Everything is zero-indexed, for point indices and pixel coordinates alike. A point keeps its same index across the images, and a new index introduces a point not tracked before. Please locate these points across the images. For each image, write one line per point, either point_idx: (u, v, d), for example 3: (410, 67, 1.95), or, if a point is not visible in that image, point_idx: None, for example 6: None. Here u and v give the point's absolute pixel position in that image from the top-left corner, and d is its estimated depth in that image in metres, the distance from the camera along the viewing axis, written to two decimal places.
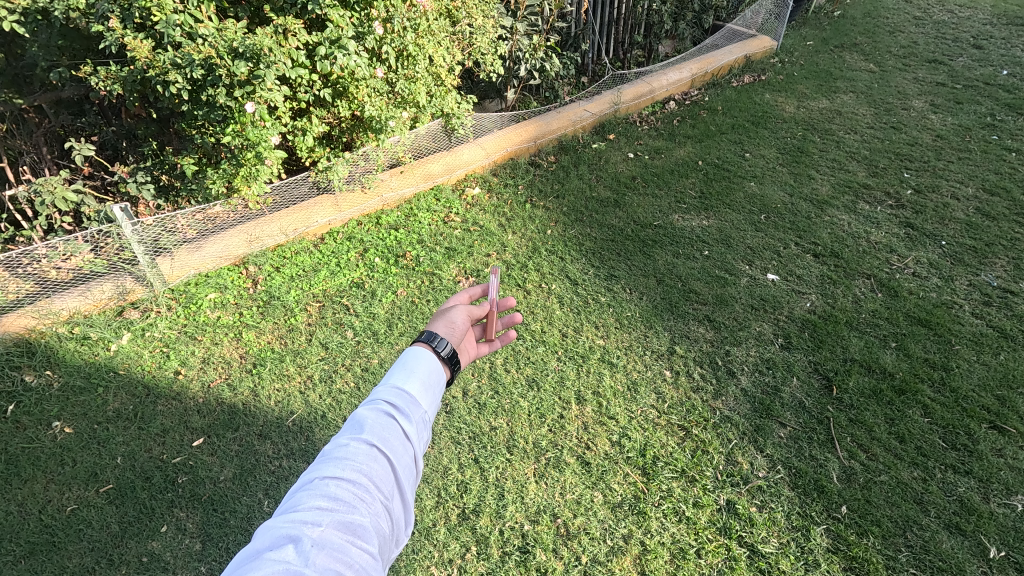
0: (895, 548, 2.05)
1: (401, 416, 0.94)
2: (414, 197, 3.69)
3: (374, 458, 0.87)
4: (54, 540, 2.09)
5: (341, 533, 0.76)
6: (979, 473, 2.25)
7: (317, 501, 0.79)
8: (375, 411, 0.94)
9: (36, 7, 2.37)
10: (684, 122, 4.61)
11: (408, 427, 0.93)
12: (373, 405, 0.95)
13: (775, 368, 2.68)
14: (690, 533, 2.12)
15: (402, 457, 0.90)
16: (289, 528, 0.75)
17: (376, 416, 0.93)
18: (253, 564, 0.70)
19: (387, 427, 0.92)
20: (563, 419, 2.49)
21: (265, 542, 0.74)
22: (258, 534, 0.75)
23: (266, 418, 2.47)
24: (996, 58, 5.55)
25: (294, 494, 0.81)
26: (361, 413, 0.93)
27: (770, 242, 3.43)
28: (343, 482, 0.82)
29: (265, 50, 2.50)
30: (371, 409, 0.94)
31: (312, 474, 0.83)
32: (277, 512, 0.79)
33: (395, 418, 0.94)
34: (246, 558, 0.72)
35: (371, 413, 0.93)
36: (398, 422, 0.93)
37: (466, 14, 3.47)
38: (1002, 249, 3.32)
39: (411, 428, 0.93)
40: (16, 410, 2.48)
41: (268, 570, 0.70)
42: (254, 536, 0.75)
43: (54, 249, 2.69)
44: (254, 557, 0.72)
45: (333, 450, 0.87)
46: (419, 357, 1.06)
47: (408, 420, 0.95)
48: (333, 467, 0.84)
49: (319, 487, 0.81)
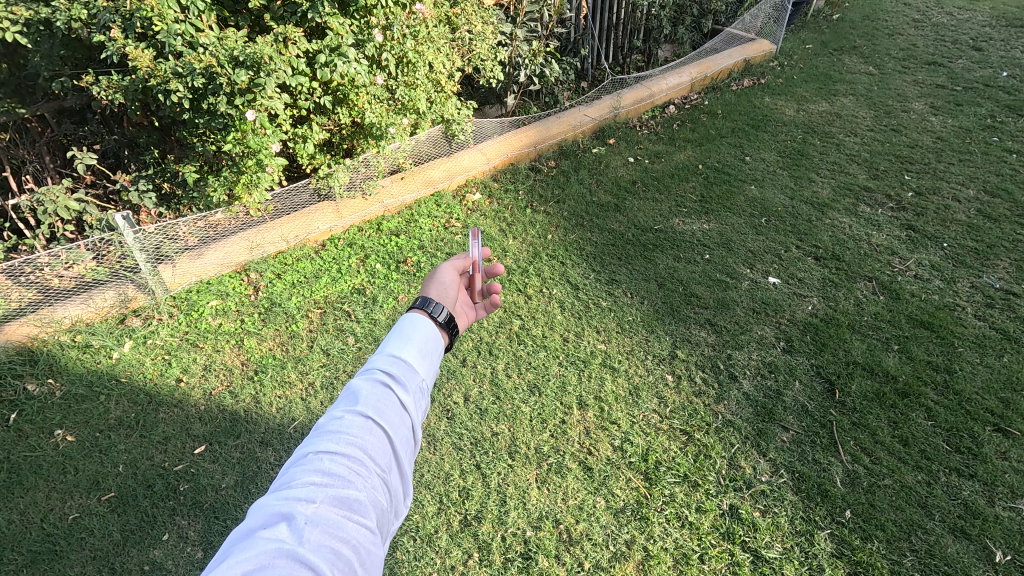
0: (899, 553, 2.04)
1: (397, 386, 0.95)
2: (415, 203, 3.72)
3: (370, 431, 0.87)
4: (55, 549, 2.08)
5: (336, 508, 0.76)
6: (984, 476, 2.24)
7: (310, 476, 0.78)
8: (370, 381, 0.94)
9: (38, 18, 2.42)
10: (684, 126, 4.62)
11: (405, 397, 0.94)
12: (368, 375, 0.95)
13: (777, 371, 2.68)
14: (693, 539, 2.11)
15: (399, 429, 0.90)
16: (282, 505, 0.75)
17: (372, 386, 0.93)
18: (246, 544, 0.70)
19: (383, 398, 0.92)
20: (564, 424, 2.49)
21: (258, 520, 0.74)
22: (250, 512, 0.75)
23: (268, 424, 2.47)
24: (996, 60, 5.55)
25: (288, 470, 0.81)
26: (356, 383, 0.93)
27: (770, 245, 3.43)
28: (338, 456, 0.82)
29: (265, 58, 2.54)
30: (366, 379, 0.94)
31: (305, 448, 0.83)
32: (270, 489, 0.78)
33: (391, 388, 0.94)
34: (239, 538, 0.72)
35: (365, 384, 0.93)
36: (393, 391, 0.94)
37: (466, 21, 3.51)
38: (1004, 251, 3.32)
39: (408, 399, 0.94)
40: (18, 419, 2.48)
41: (261, 549, 0.69)
42: (246, 515, 0.75)
43: (56, 257, 2.70)
44: (247, 536, 0.72)
45: (327, 423, 0.87)
46: (415, 324, 1.06)
47: (405, 390, 0.95)
48: (327, 441, 0.83)
49: (314, 462, 0.80)
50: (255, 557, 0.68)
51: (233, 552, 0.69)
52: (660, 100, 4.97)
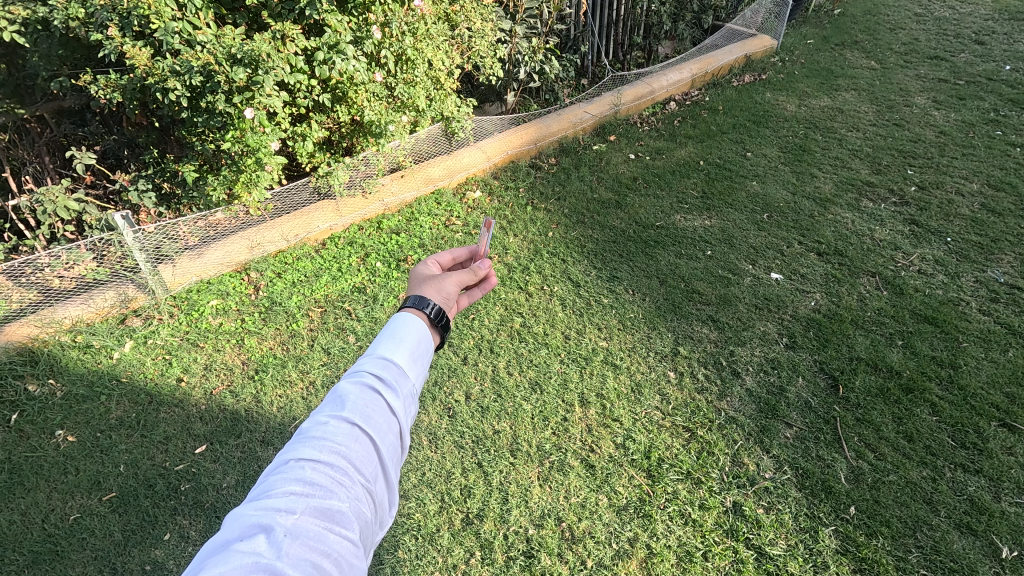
0: (905, 549, 2.02)
1: (386, 390, 0.94)
2: (415, 201, 3.70)
3: (355, 438, 0.86)
4: (56, 549, 2.08)
5: (318, 519, 0.75)
6: (990, 472, 2.22)
7: (291, 486, 0.77)
8: (358, 385, 0.93)
9: (36, 18, 2.41)
10: (685, 122, 4.60)
11: (393, 402, 0.93)
12: (356, 378, 0.94)
13: (780, 367, 2.66)
14: (696, 536, 2.10)
15: (386, 436, 0.89)
16: (260, 516, 0.73)
17: (359, 390, 0.92)
18: (221, 557, 0.68)
19: (371, 403, 0.91)
20: (566, 421, 2.48)
21: (234, 531, 0.72)
22: (225, 523, 0.73)
23: (268, 424, 2.47)
24: (999, 54, 5.51)
25: (267, 478, 0.79)
26: (344, 388, 0.92)
27: (772, 241, 3.41)
28: (320, 465, 0.81)
29: (264, 56, 2.52)
30: (354, 382, 0.93)
31: (286, 455, 0.81)
32: (247, 498, 0.77)
33: (379, 392, 0.93)
34: (213, 550, 0.70)
35: (353, 388, 0.92)
36: (382, 396, 0.93)
37: (466, 18, 3.49)
38: (1008, 245, 3.29)
39: (396, 403, 0.93)
40: (19, 419, 2.48)
41: (237, 562, 0.68)
42: (222, 525, 0.73)
43: (56, 257, 2.70)
44: (223, 548, 0.70)
45: (312, 429, 0.86)
46: (407, 325, 1.04)
47: (394, 394, 0.94)
48: (310, 448, 0.82)
49: (295, 471, 0.79)
50: (230, 571, 0.67)
51: (207, 565, 0.67)
52: (659, 97, 4.94)
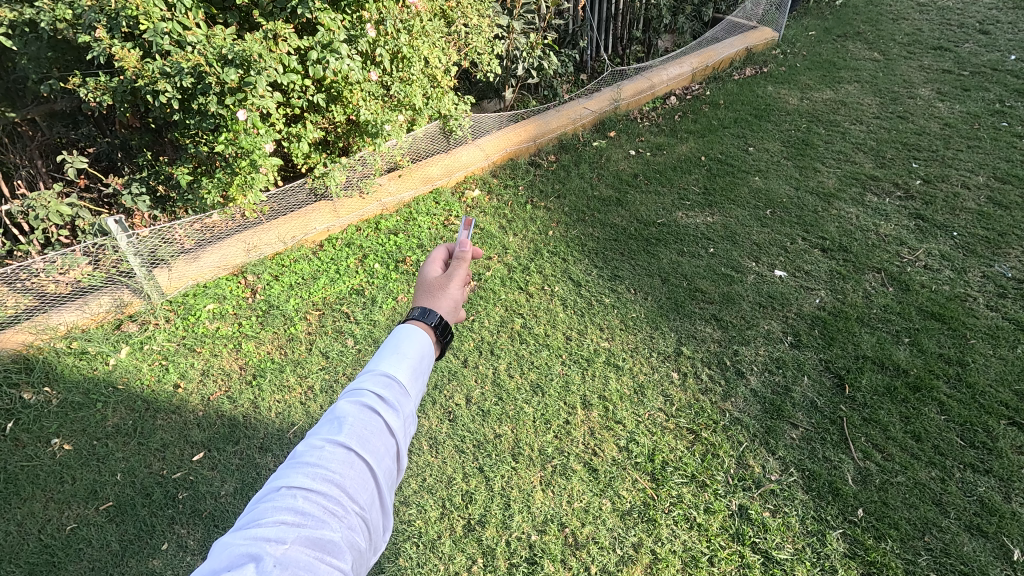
0: (914, 552, 1.98)
1: (385, 410, 0.91)
2: (414, 201, 3.66)
3: (350, 464, 0.82)
4: (53, 560, 2.05)
5: (308, 549, 0.71)
6: (1000, 472, 2.18)
7: (282, 515, 0.74)
8: (356, 406, 0.89)
9: (23, 19, 2.37)
10: (686, 117, 4.55)
11: (392, 422, 0.90)
12: (355, 398, 0.91)
13: (785, 367, 2.62)
14: (702, 541, 2.06)
15: (383, 459, 0.86)
16: (249, 546, 0.70)
17: (358, 411, 0.89)
18: None
19: (369, 424, 0.88)
20: (568, 424, 2.44)
21: (220, 561, 0.68)
22: (212, 553, 0.69)
23: (267, 430, 2.43)
24: (1004, 43, 5.43)
25: (258, 505, 0.76)
26: (341, 408, 0.88)
27: (776, 237, 3.36)
28: (313, 494, 0.77)
29: (255, 56, 2.48)
30: (352, 402, 0.90)
31: (279, 482, 0.78)
32: (235, 526, 0.73)
33: (378, 412, 0.90)
34: None
35: (351, 409, 0.89)
36: (380, 416, 0.90)
37: (462, 14, 3.42)
38: (1016, 239, 3.23)
39: (395, 424, 0.90)
40: (15, 427, 2.45)
41: None
42: (208, 555, 0.69)
43: (51, 262, 2.64)
44: None
45: (306, 453, 0.82)
46: (410, 338, 1.01)
47: (392, 414, 0.91)
48: (303, 476, 0.79)
49: (286, 499, 0.76)
50: None
51: None
52: (660, 92, 4.88)
